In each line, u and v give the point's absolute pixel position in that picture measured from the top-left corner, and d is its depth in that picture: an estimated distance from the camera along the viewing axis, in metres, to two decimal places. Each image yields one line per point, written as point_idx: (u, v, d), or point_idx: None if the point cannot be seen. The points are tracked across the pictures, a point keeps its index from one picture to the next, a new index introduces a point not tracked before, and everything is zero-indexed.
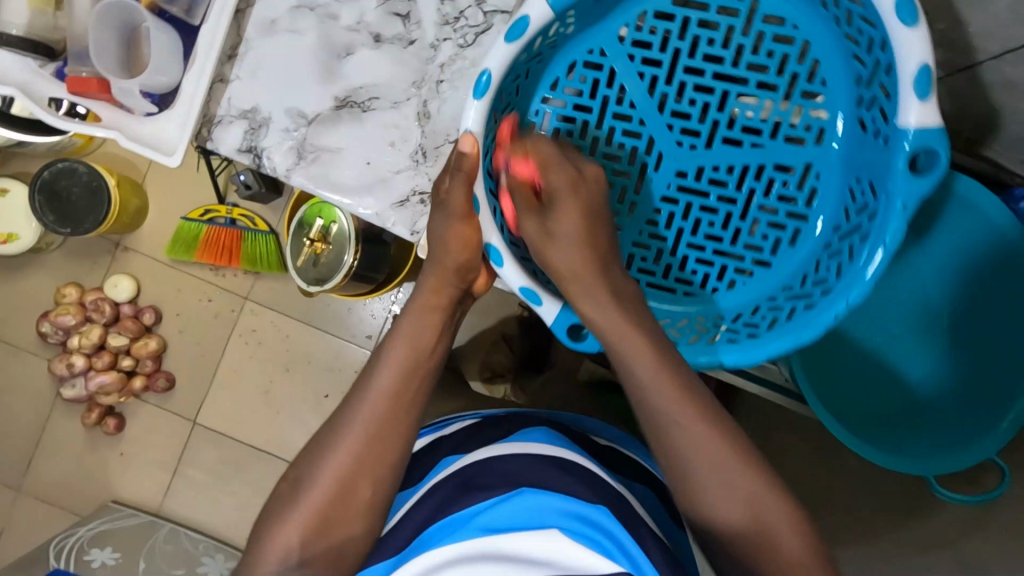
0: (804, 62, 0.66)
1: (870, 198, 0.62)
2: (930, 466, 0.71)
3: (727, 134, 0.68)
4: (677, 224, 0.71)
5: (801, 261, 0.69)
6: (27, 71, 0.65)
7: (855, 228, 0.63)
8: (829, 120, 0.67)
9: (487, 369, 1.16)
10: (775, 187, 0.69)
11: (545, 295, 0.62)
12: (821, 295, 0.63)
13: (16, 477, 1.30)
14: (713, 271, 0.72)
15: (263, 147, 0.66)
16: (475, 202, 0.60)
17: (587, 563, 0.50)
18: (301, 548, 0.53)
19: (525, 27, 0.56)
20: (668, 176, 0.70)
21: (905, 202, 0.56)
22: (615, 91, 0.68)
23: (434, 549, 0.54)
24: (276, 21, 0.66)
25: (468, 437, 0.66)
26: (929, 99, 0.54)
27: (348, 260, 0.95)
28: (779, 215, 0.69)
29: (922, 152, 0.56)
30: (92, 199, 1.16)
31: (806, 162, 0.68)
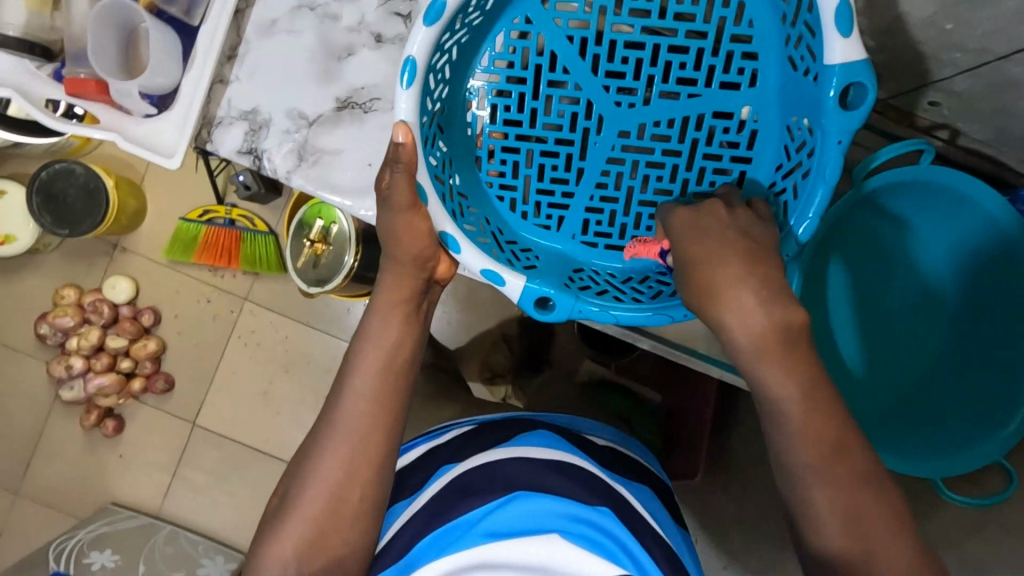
0: (729, 6, 0.63)
1: (807, 135, 0.59)
2: (937, 468, 0.72)
3: (664, 89, 0.65)
4: (626, 186, 0.68)
5: (752, 206, 0.66)
6: (22, 72, 0.63)
7: (797, 165, 0.61)
8: (763, 61, 0.64)
9: (487, 369, 1.18)
10: (717, 135, 0.66)
11: (509, 275, 0.59)
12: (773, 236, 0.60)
13: (15, 480, 1.30)
14: None
15: (263, 148, 0.65)
16: (418, 190, 0.57)
17: (589, 566, 0.52)
18: (297, 559, 0.53)
19: (443, 7, 0.53)
20: (612, 138, 0.67)
21: (839, 136, 0.53)
22: (546, 58, 0.66)
23: (441, 557, 0.54)
24: (275, 21, 0.65)
25: (465, 443, 0.64)
26: (851, 33, 0.51)
27: (349, 262, 0.95)
28: (725, 161, 0.66)
29: (853, 84, 0.53)
30: (89, 200, 1.15)
31: (744, 105, 0.65)
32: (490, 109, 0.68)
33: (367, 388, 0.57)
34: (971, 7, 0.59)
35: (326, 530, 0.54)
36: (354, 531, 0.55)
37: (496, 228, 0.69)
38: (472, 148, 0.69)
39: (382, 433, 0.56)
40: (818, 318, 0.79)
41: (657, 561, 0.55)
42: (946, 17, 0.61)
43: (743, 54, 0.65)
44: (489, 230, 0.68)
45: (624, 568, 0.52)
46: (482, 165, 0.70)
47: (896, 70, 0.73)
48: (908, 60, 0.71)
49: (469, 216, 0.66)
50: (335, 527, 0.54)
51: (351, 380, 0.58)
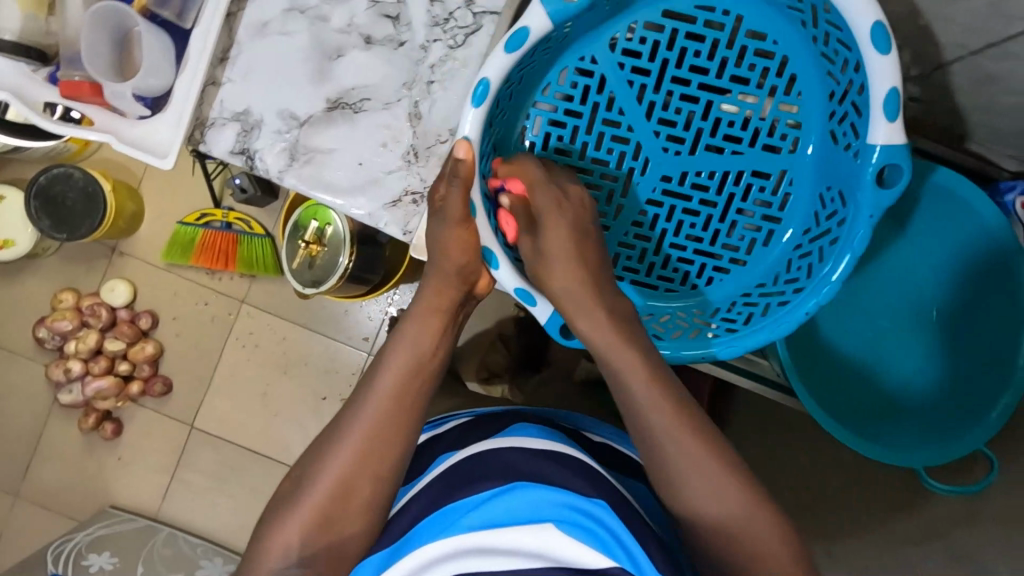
0: (783, 76, 0.67)
1: (839, 207, 0.65)
2: (915, 456, 0.72)
3: (711, 142, 0.69)
4: (660, 226, 0.72)
5: (773, 263, 0.71)
6: (19, 74, 0.64)
7: (825, 233, 0.67)
8: (806, 129, 0.68)
9: (484, 369, 1.18)
10: (754, 193, 0.71)
11: (539, 297, 0.62)
12: (794, 295, 0.66)
13: (12, 484, 1.30)
14: (692, 270, 0.74)
15: (256, 148, 0.66)
16: (470, 206, 0.60)
17: (580, 556, 0.52)
18: (301, 546, 0.54)
19: (525, 37, 0.55)
20: (654, 180, 0.70)
21: (870, 212, 0.61)
22: (605, 99, 0.68)
23: (435, 540, 0.55)
24: (267, 23, 0.66)
25: (463, 435, 0.65)
26: (896, 119, 0.57)
27: (343, 262, 0.96)
28: (756, 218, 0.71)
29: (890, 167, 0.60)
30: (88, 205, 1.17)
31: (782, 169, 0.69)
32: (542, 137, 0.70)
33: (365, 383, 0.58)
34: (946, 3, 0.60)
35: (332, 519, 0.55)
36: (355, 523, 0.56)
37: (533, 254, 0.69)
38: None
39: (386, 425, 0.57)
40: (816, 320, 0.80)
41: (652, 558, 0.55)
42: (922, 13, 0.62)
43: (788, 122, 0.69)
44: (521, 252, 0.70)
45: (617, 562, 0.52)
46: None
47: None
48: (891, 57, 0.72)
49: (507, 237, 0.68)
50: (341, 516, 0.55)
51: (363, 383, 0.59)
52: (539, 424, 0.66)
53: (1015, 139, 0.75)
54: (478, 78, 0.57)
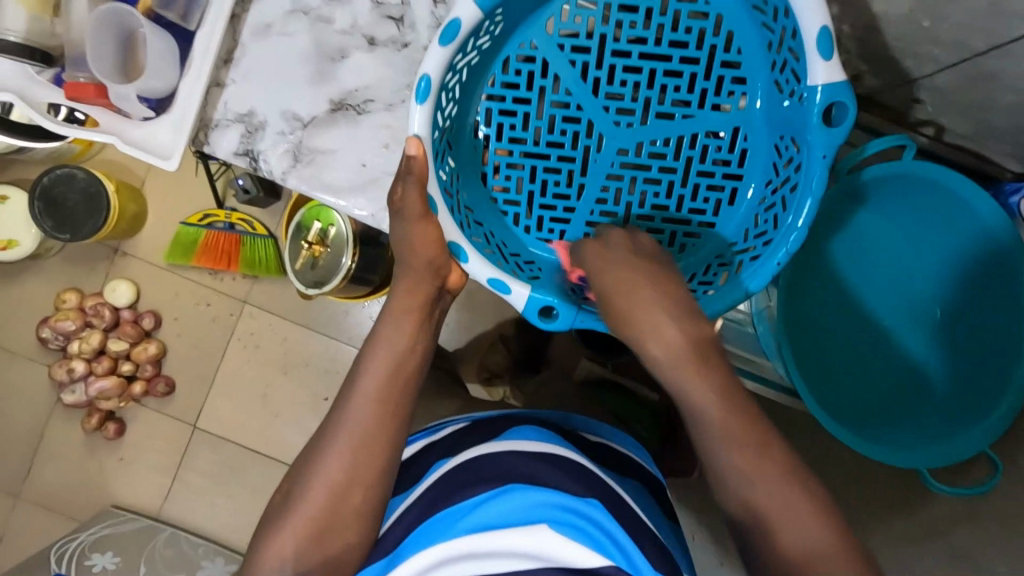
0: (720, 35, 0.67)
1: (794, 151, 0.64)
2: (914, 457, 0.73)
3: (661, 110, 0.69)
4: (625, 202, 0.71)
5: (743, 221, 0.70)
6: (23, 77, 0.65)
7: (787, 180, 0.64)
8: (753, 85, 0.68)
9: (484, 370, 1.15)
10: (710, 153, 0.70)
11: (513, 285, 0.60)
12: (765, 246, 0.64)
13: (15, 484, 1.31)
14: (664, 239, 0.72)
15: (259, 150, 0.66)
16: (430, 201, 0.59)
17: (576, 556, 0.52)
18: (295, 559, 0.54)
19: (458, 28, 0.56)
20: (610, 156, 0.70)
21: (823, 151, 0.58)
22: (550, 81, 0.68)
23: (432, 546, 0.55)
24: (270, 25, 0.67)
25: (458, 441, 0.65)
26: (832, 57, 0.55)
27: (347, 263, 0.96)
28: (717, 178, 0.70)
29: (837, 102, 0.57)
30: (90, 205, 1.17)
31: (735, 126, 0.69)
32: (495, 128, 0.70)
33: (359, 388, 0.57)
34: (945, 2, 0.60)
35: (325, 528, 0.55)
36: (353, 527, 0.56)
37: (499, 240, 0.70)
38: (477, 164, 0.71)
39: (383, 429, 0.56)
40: (811, 313, 0.80)
41: (645, 554, 0.56)
42: (922, 13, 0.62)
43: (732, 78, 0.68)
44: (494, 243, 0.69)
45: (612, 561, 0.53)
46: (487, 182, 0.72)
47: (877, 65, 0.74)
48: (891, 58, 0.72)
49: (475, 229, 0.67)
50: (334, 526, 0.55)
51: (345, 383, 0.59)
52: (534, 425, 0.66)
53: (1013, 138, 0.75)
54: (419, 76, 0.57)
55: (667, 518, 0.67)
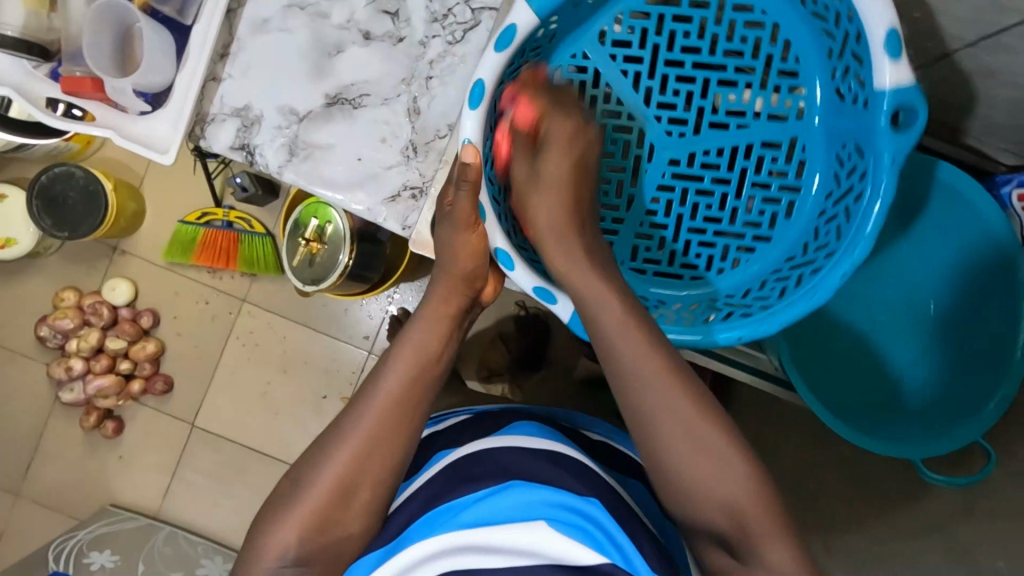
0: (776, 43, 0.68)
1: (857, 161, 0.64)
2: (901, 447, 0.72)
3: (714, 120, 0.70)
4: (676, 212, 0.73)
5: (800, 235, 0.71)
6: (21, 73, 0.65)
7: (849, 190, 0.65)
8: (809, 99, 0.69)
9: (484, 368, 1.15)
10: (766, 164, 0.71)
11: (558, 295, 0.62)
12: (826, 261, 0.64)
13: (14, 483, 1.31)
14: (715, 253, 0.73)
15: (256, 144, 0.67)
16: (480, 209, 0.61)
17: (571, 552, 0.53)
18: (298, 546, 0.53)
19: (513, 34, 0.58)
20: (662, 167, 0.72)
21: (891, 156, 0.58)
22: (602, 91, 0.70)
23: (431, 537, 0.56)
24: (267, 20, 0.67)
25: (462, 431, 0.65)
26: (900, 59, 0.55)
27: (343, 260, 0.96)
28: (773, 190, 0.71)
29: (904, 109, 0.57)
30: (89, 204, 1.17)
31: (792, 136, 0.70)
32: None
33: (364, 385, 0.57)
34: None
35: (326, 522, 0.54)
36: (357, 522, 0.55)
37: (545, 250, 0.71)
38: None
39: (386, 422, 0.56)
40: (818, 315, 0.81)
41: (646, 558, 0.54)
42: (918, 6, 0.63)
43: (788, 86, 0.70)
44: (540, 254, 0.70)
45: (609, 559, 0.53)
46: None
47: None
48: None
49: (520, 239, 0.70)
50: (337, 518, 0.54)
51: (365, 385, 0.59)
52: (537, 422, 0.66)
53: (1008, 132, 0.76)
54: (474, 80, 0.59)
55: (666, 519, 0.66)
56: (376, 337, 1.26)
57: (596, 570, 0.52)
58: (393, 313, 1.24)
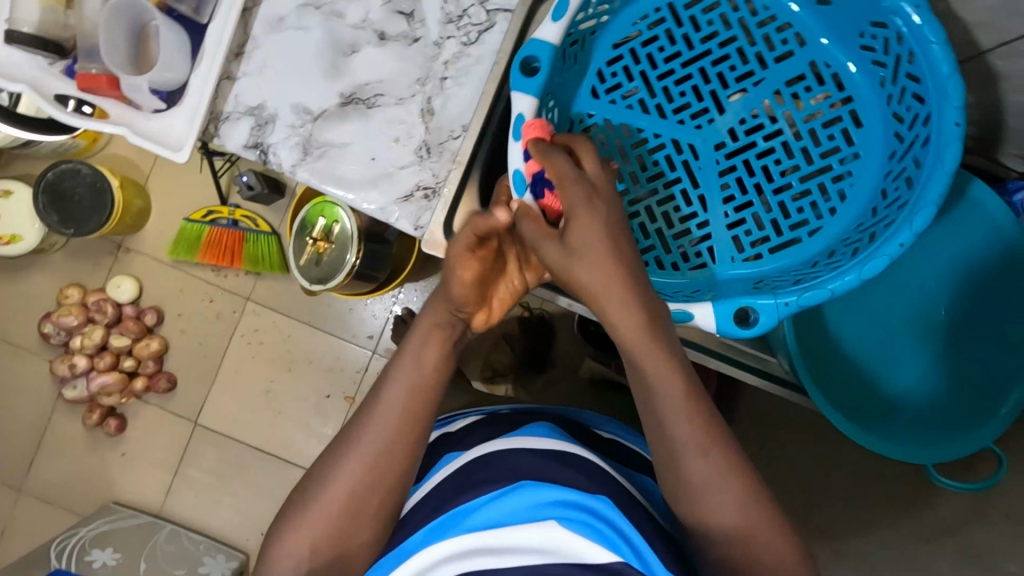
0: (738, 8, 0.70)
1: (917, 108, 0.63)
2: (935, 456, 0.75)
3: (730, 92, 0.72)
4: (751, 182, 0.72)
5: (867, 198, 0.68)
6: (36, 68, 0.66)
7: (914, 141, 0.64)
8: (840, 64, 0.69)
9: (487, 369, 1.16)
10: (803, 97, 0.71)
11: (693, 308, 0.62)
12: (900, 213, 0.61)
13: (16, 479, 1.30)
14: (817, 196, 0.70)
15: (269, 143, 0.67)
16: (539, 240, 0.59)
17: (585, 551, 0.50)
18: (311, 557, 0.54)
19: (523, 122, 0.59)
20: (712, 156, 0.72)
21: (916, 20, 0.57)
22: (621, 133, 0.73)
23: (438, 543, 0.54)
24: (283, 19, 0.67)
25: (468, 433, 0.66)
26: None
27: (351, 260, 0.96)
28: (828, 113, 0.70)
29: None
30: (97, 199, 1.17)
31: (810, 62, 0.70)
32: None
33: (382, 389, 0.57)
34: None
35: (342, 530, 0.54)
36: (370, 531, 0.56)
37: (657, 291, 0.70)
38: None
39: (400, 429, 0.56)
40: (850, 322, 0.81)
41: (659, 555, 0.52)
42: None
43: (775, 30, 0.71)
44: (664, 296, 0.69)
45: (622, 558, 0.50)
46: None
47: None
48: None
49: None
50: (353, 525, 0.55)
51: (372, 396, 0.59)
52: (552, 425, 0.65)
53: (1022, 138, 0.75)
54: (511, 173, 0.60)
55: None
56: (380, 337, 1.26)
57: (612, 570, 0.50)
58: (398, 313, 1.24)
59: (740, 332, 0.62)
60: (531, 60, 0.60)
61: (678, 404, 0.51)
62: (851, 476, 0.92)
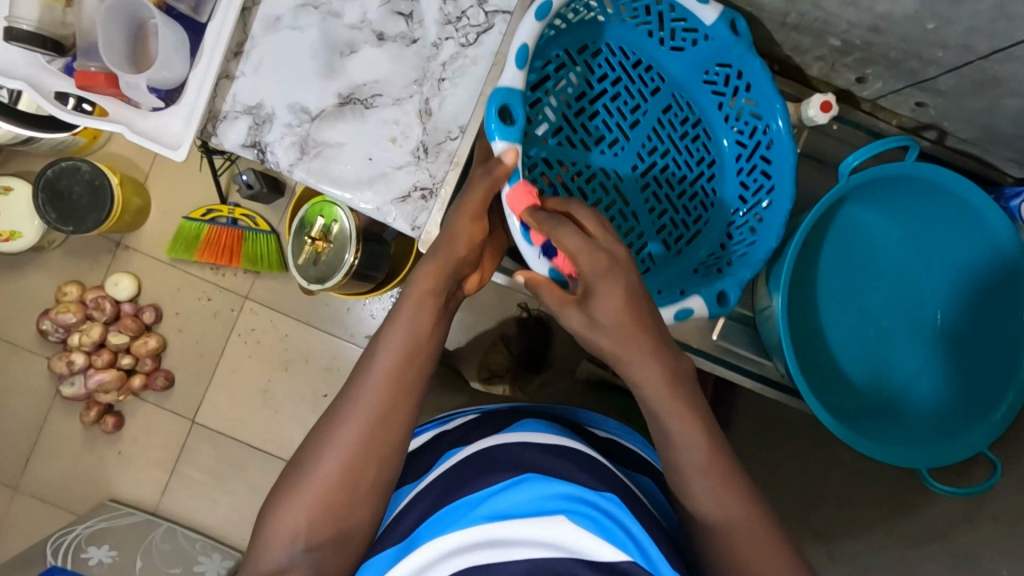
0: (613, 51, 0.77)
1: (754, 122, 0.74)
2: (949, 452, 0.74)
3: (629, 124, 0.79)
4: (664, 195, 0.80)
5: (734, 189, 0.79)
6: (35, 67, 0.66)
7: (757, 143, 0.75)
8: (693, 95, 0.79)
9: (485, 369, 1.16)
10: (676, 121, 0.79)
11: (690, 303, 0.67)
12: (771, 194, 0.73)
13: (13, 476, 1.30)
14: (701, 195, 0.80)
15: (267, 142, 0.67)
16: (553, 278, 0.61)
17: (592, 548, 0.50)
18: (307, 533, 0.53)
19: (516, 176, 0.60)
20: (632, 178, 0.79)
21: (752, 58, 0.69)
22: (563, 170, 0.76)
23: (442, 536, 0.52)
24: (280, 19, 0.67)
25: (468, 431, 0.66)
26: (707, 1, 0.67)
27: (348, 259, 0.96)
28: (692, 131, 0.79)
29: (732, 18, 0.69)
30: (95, 197, 1.17)
31: (671, 95, 0.79)
32: None
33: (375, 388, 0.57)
34: (951, 4, 0.60)
35: (335, 523, 0.54)
36: (363, 526, 0.56)
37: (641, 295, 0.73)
38: None
39: (392, 428, 0.56)
40: (832, 332, 0.81)
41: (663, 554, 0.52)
42: (929, 16, 0.63)
43: (644, 70, 0.78)
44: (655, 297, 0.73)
45: (629, 556, 0.50)
46: None
47: (886, 69, 0.75)
48: (883, 66, 0.75)
49: None
50: (346, 519, 0.54)
51: None
52: (547, 421, 0.66)
53: (1013, 142, 0.77)
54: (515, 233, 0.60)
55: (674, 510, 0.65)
56: None
57: (618, 568, 0.49)
58: None
59: (719, 309, 0.68)
60: (504, 105, 0.60)
61: None
62: (845, 481, 0.92)
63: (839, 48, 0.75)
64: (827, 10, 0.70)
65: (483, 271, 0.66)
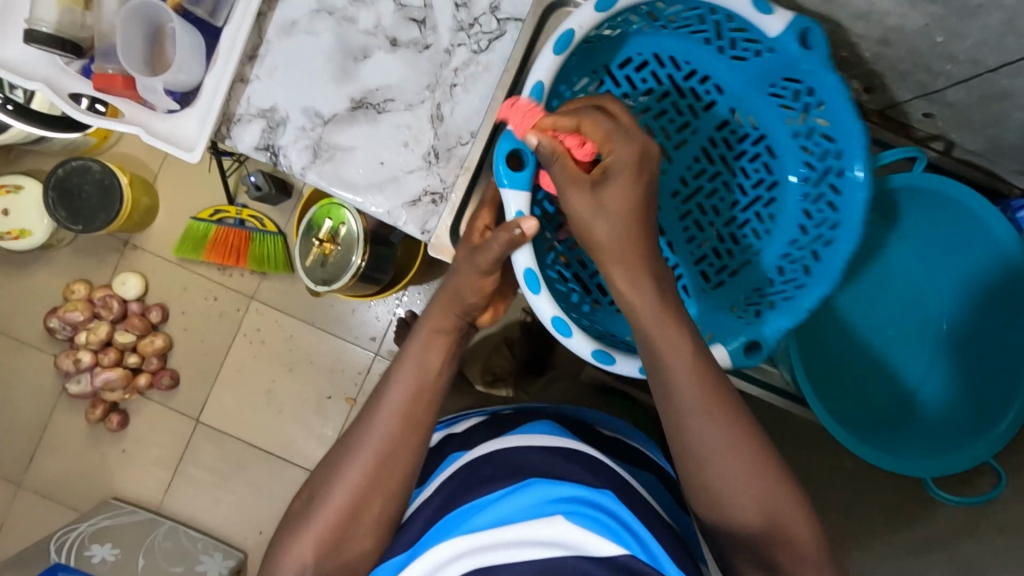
0: (665, 65, 0.73)
1: (826, 145, 0.67)
2: (938, 457, 0.77)
3: (675, 143, 0.78)
4: (706, 218, 0.78)
5: (794, 216, 0.74)
6: (53, 67, 0.67)
7: (827, 169, 0.68)
8: (755, 109, 0.73)
9: (488, 373, 1.14)
10: (731, 138, 0.76)
11: (712, 352, 0.63)
12: (834, 231, 0.67)
13: (17, 472, 1.31)
14: (753, 220, 0.77)
15: (280, 145, 0.68)
16: (558, 324, 0.61)
17: (596, 547, 0.50)
18: (316, 562, 0.55)
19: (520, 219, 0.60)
20: (670, 203, 0.79)
21: (822, 69, 0.61)
22: None
23: (448, 541, 0.53)
24: (295, 23, 0.68)
25: (473, 433, 0.66)
26: (772, 12, 0.60)
27: (356, 261, 0.96)
28: (750, 149, 0.76)
29: (804, 28, 0.60)
30: (105, 196, 1.18)
31: (732, 109, 0.75)
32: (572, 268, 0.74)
33: (385, 398, 0.57)
34: (961, 18, 0.60)
35: (345, 531, 0.55)
36: (371, 535, 0.56)
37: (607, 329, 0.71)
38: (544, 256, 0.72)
39: (401, 437, 0.56)
40: (838, 348, 0.82)
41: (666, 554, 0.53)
42: (938, 29, 0.63)
43: (698, 82, 0.75)
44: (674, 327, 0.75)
45: (629, 550, 0.50)
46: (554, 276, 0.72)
47: (892, 80, 0.75)
48: (890, 77, 0.76)
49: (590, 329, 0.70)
50: (355, 528, 0.55)
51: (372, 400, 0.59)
52: (552, 421, 0.66)
53: (1021, 154, 0.77)
54: (522, 271, 0.60)
55: (679, 507, 0.66)
56: (383, 338, 1.27)
57: (623, 565, 0.50)
58: (401, 314, 1.25)
59: (744, 360, 0.64)
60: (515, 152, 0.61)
61: (686, 422, 0.51)
62: (845, 491, 0.93)
63: (847, 60, 0.76)
64: (836, 23, 0.70)
65: (496, 309, 0.67)
